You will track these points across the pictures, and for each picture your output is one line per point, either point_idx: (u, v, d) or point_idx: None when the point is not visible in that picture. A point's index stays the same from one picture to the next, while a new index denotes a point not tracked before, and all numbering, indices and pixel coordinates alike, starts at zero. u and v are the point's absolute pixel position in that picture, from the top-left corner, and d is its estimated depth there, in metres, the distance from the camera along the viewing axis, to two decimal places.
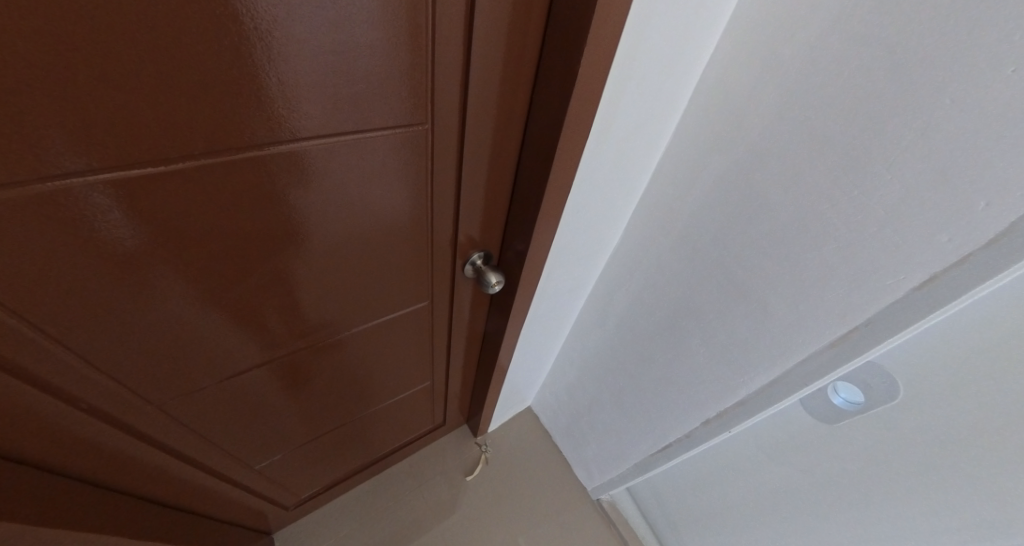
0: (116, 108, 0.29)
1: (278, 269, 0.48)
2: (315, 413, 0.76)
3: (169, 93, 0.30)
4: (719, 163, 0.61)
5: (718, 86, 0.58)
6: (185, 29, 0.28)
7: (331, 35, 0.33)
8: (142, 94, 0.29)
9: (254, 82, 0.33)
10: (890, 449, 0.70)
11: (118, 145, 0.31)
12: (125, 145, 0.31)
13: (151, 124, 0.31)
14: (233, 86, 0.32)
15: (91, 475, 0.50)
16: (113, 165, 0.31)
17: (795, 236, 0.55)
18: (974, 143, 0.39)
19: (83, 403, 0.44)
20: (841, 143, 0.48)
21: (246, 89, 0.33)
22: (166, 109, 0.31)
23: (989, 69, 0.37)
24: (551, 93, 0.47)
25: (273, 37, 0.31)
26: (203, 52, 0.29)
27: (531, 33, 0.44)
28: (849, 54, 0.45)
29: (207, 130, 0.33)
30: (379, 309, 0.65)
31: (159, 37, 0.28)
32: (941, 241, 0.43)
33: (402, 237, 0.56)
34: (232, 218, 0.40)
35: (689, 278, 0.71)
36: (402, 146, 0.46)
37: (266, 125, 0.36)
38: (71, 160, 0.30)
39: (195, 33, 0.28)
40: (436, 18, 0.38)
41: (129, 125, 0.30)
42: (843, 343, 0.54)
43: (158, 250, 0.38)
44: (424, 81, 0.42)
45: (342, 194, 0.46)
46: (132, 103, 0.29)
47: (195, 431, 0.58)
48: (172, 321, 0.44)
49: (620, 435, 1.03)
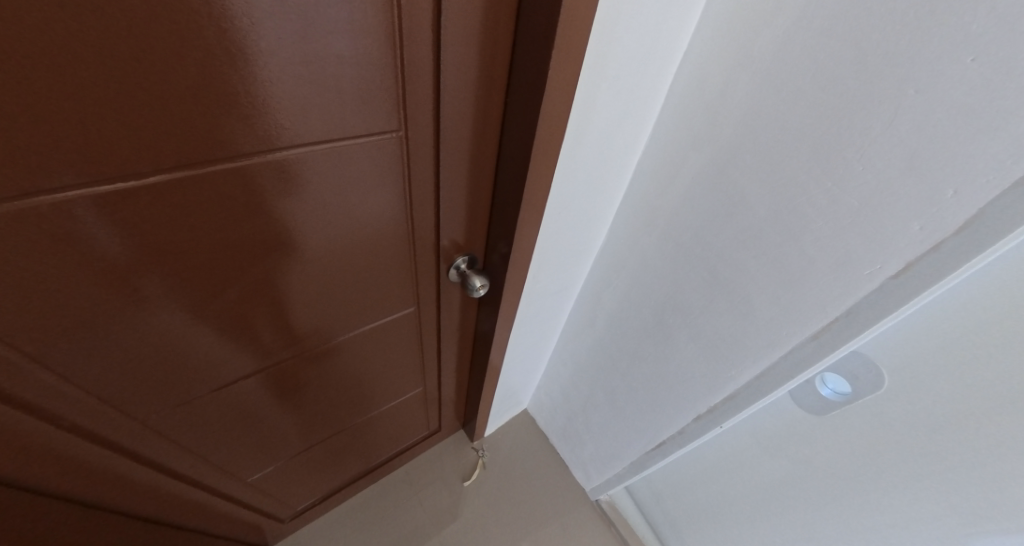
0: (82, 122, 0.30)
1: (260, 279, 0.50)
2: (309, 419, 0.79)
3: (129, 109, 0.31)
4: (696, 160, 0.59)
5: (692, 81, 0.56)
6: (149, 45, 0.29)
7: (299, 49, 0.34)
8: (106, 111, 0.30)
9: (219, 94, 0.34)
10: (885, 440, 0.69)
11: (83, 161, 0.32)
12: (100, 160, 0.32)
13: (112, 139, 0.32)
14: (198, 100, 0.33)
15: (81, 495, 0.53)
16: (79, 182, 0.32)
17: (772, 230, 0.54)
18: (939, 130, 0.38)
19: (65, 422, 0.46)
20: (812, 135, 0.46)
21: (213, 104, 0.34)
22: (129, 125, 0.32)
23: (951, 55, 0.36)
24: (523, 97, 0.47)
25: (237, 50, 0.32)
26: (164, 66, 0.30)
27: (501, 35, 0.44)
28: (817, 50, 0.43)
29: (169, 141, 0.34)
30: (368, 314, 0.68)
31: (124, 49, 0.28)
32: (913, 230, 0.42)
33: (380, 243, 0.58)
34: (207, 232, 0.42)
35: (674, 274, 0.69)
36: (375, 152, 0.46)
37: (229, 136, 0.36)
38: (33, 177, 0.30)
39: (158, 49, 0.29)
40: (403, 26, 0.38)
41: (91, 139, 0.31)
42: (824, 334, 0.53)
43: (129, 265, 0.40)
44: (395, 87, 0.42)
45: (316, 206, 0.47)
46: (95, 120, 0.30)
47: (202, 431, 0.62)
48: (155, 335, 0.47)
49: (617, 438, 1.01)
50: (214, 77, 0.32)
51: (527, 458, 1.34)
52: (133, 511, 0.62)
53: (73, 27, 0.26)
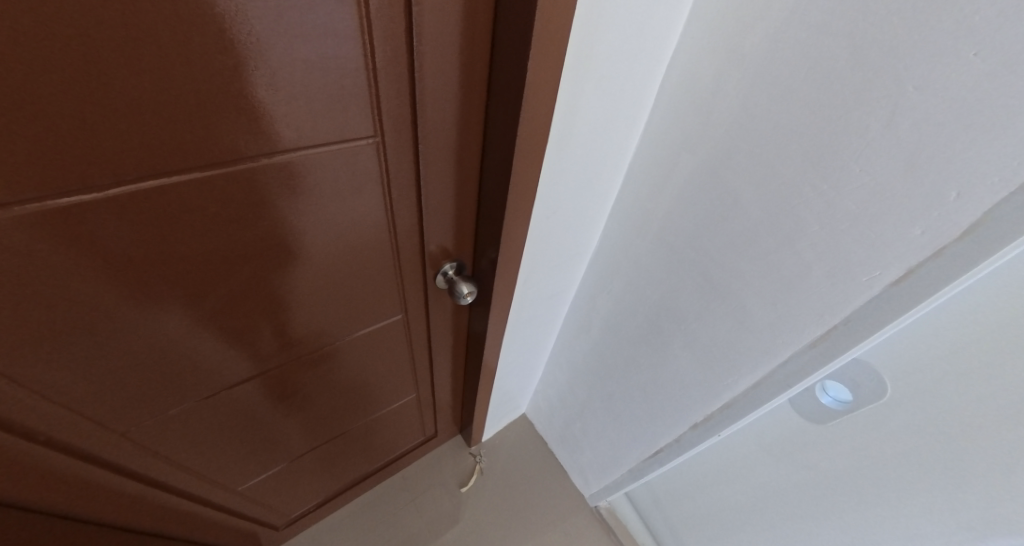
0: (36, 138, 0.29)
1: (240, 289, 0.49)
2: (300, 427, 0.78)
3: (87, 120, 0.30)
4: (688, 162, 0.57)
5: (683, 80, 0.54)
6: (102, 54, 0.28)
7: (263, 56, 0.33)
8: (62, 125, 0.29)
9: (182, 102, 0.32)
10: (887, 450, 0.67)
11: (44, 174, 0.30)
12: (55, 176, 0.31)
13: (70, 152, 0.30)
14: (158, 109, 0.32)
15: (66, 509, 0.52)
16: (41, 193, 0.31)
17: (767, 234, 0.52)
18: (943, 129, 0.36)
19: (43, 436, 0.45)
20: (807, 136, 0.45)
21: (173, 113, 0.32)
22: (89, 137, 0.30)
23: (951, 49, 0.34)
24: (503, 101, 0.46)
25: (198, 57, 0.31)
26: (120, 75, 0.29)
27: (479, 36, 0.42)
28: (811, 48, 0.42)
29: (132, 152, 0.33)
30: (354, 322, 0.66)
31: (70, 60, 0.27)
32: (913, 235, 0.41)
33: (363, 250, 0.56)
34: (181, 240, 0.40)
35: (668, 278, 0.68)
36: (349, 159, 0.45)
37: (195, 145, 0.35)
38: None
39: (113, 58, 0.28)
40: (373, 29, 0.37)
41: (49, 153, 0.30)
42: (822, 343, 0.51)
43: (100, 275, 0.38)
44: (368, 92, 0.41)
45: (291, 215, 0.46)
46: (50, 134, 0.29)
47: (187, 443, 0.61)
48: (131, 346, 0.45)
49: (616, 444, 1.00)
50: (171, 87, 0.31)
51: (526, 462, 1.33)
52: (121, 524, 0.61)
53: (16, 41, 0.25)
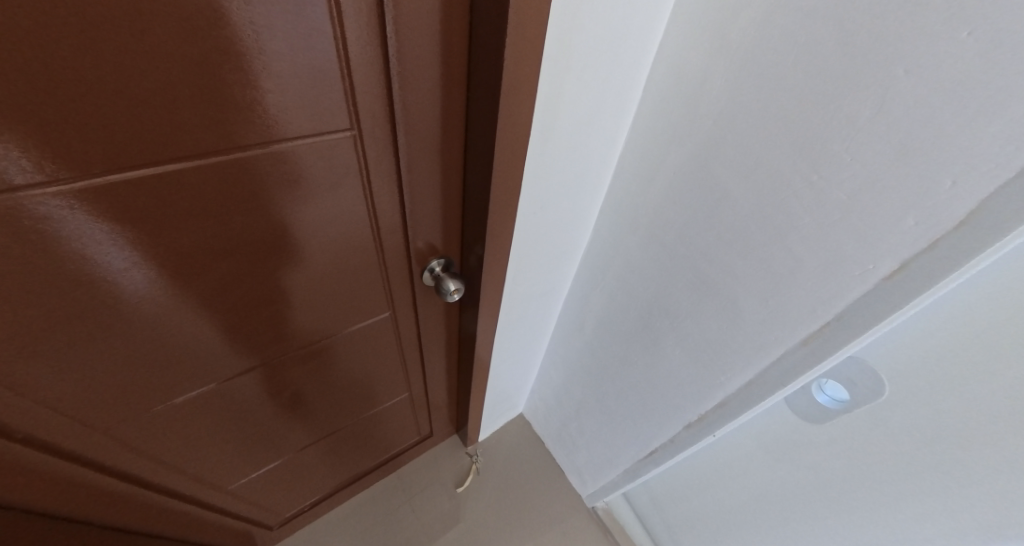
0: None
1: (222, 285, 0.48)
2: (290, 426, 0.78)
3: (50, 115, 0.29)
4: (678, 155, 0.56)
5: (672, 71, 0.53)
6: (60, 48, 0.27)
7: (229, 46, 0.32)
8: (24, 121, 0.28)
9: (148, 95, 0.31)
10: (885, 450, 0.65)
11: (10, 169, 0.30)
12: (16, 170, 0.30)
13: (34, 148, 0.30)
14: (123, 104, 0.31)
15: (51, 508, 0.52)
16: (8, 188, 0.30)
17: (758, 228, 0.51)
18: (936, 114, 0.35)
19: (24, 435, 0.44)
20: (797, 126, 0.44)
21: (139, 107, 0.32)
22: (53, 133, 0.30)
23: (944, 30, 0.32)
24: (483, 92, 0.45)
25: (162, 49, 0.30)
26: (81, 69, 0.28)
27: (456, 26, 0.41)
28: (799, 35, 0.40)
29: (100, 147, 0.32)
30: (341, 321, 0.66)
31: (26, 53, 0.26)
32: (907, 227, 0.39)
33: (347, 247, 0.55)
34: (157, 236, 0.40)
35: (660, 275, 0.66)
36: (327, 153, 0.44)
37: (165, 139, 0.34)
38: None
39: (71, 52, 0.27)
40: (345, 19, 0.36)
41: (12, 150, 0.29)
42: (815, 340, 0.50)
43: (75, 271, 0.38)
44: (343, 84, 0.40)
45: (271, 210, 0.45)
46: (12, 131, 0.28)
47: (173, 443, 0.61)
48: (111, 344, 0.45)
49: (612, 443, 0.99)
50: (136, 80, 0.30)
51: (524, 462, 1.32)
52: (109, 524, 0.60)
53: None
